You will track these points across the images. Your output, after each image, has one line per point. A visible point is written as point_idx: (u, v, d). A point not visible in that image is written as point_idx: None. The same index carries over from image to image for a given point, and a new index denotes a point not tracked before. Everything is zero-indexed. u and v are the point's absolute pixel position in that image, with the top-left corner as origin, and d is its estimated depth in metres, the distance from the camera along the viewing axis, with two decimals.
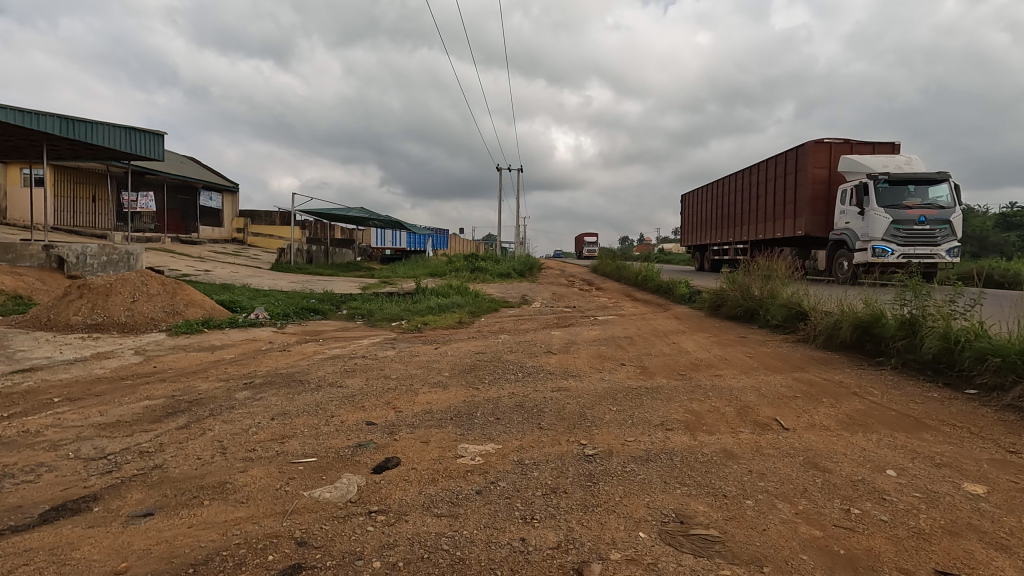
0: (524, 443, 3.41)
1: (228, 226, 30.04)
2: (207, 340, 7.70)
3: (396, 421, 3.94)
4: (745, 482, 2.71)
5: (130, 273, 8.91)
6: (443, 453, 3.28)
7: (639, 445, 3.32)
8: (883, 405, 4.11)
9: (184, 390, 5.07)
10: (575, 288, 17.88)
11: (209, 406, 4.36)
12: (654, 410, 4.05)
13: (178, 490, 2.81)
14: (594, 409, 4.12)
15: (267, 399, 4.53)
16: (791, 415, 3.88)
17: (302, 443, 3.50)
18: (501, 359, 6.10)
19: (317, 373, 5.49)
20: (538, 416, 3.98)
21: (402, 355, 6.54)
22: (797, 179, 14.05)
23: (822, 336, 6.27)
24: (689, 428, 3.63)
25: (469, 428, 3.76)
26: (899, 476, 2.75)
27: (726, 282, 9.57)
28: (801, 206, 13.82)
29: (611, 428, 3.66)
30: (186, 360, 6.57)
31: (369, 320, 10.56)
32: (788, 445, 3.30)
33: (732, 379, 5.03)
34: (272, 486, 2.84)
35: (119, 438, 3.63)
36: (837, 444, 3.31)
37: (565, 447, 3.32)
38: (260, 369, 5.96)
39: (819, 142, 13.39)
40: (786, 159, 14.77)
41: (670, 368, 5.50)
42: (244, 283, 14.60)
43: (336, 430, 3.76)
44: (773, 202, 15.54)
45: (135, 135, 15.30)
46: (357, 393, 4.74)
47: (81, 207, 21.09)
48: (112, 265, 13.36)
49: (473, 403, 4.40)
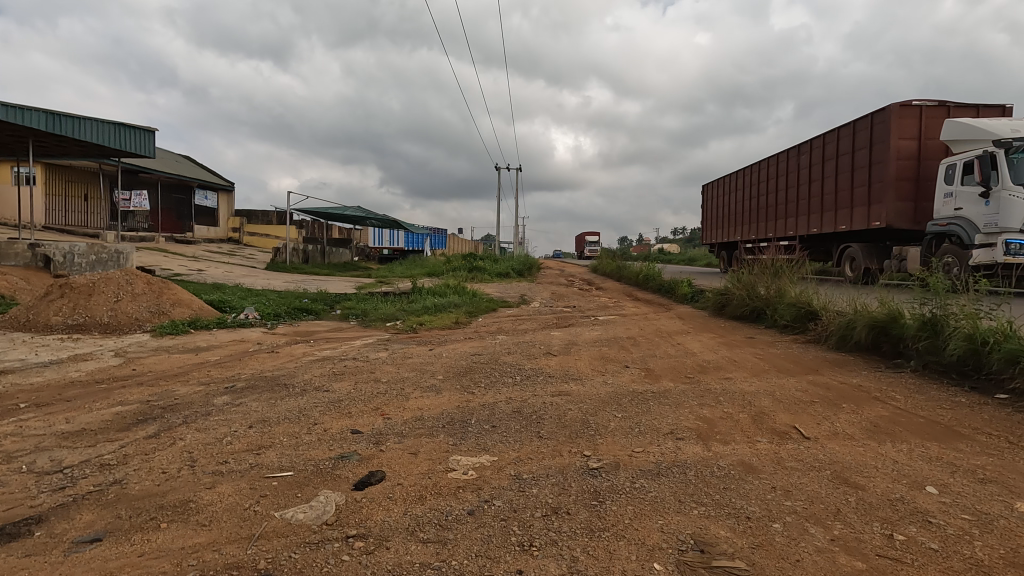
0: (522, 455, 3.11)
1: (223, 226, 29.72)
2: (193, 341, 7.40)
3: (383, 429, 3.64)
4: (770, 501, 2.42)
5: (115, 272, 8.62)
6: (433, 466, 2.98)
7: (648, 457, 3.02)
8: (909, 411, 3.81)
9: (160, 394, 4.77)
10: (574, 287, 17.59)
11: (184, 412, 4.05)
12: (662, 417, 3.76)
13: (134, 510, 2.51)
14: (598, 416, 3.82)
15: (247, 405, 4.22)
16: (810, 423, 3.59)
17: (279, 455, 3.20)
18: (498, 361, 5.82)
19: (303, 377, 5.20)
20: (537, 423, 3.69)
21: (394, 357, 6.24)
22: (856, 161, 12.06)
23: (835, 337, 5.97)
24: (701, 438, 3.33)
25: (462, 437, 3.46)
26: (941, 494, 2.46)
27: (732, 281, 9.27)
28: (859, 194, 11.92)
29: (617, 438, 3.37)
30: (167, 362, 6.27)
31: (363, 320, 10.28)
32: (814, 458, 3.00)
33: (744, 383, 4.73)
34: (239, 505, 2.55)
35: (80, 450, 3.33)
36: (865, 456, 3.02)
37: (567, 460, 3.02)
38: (244, 372, 5.66)
39: (906, 107, 10.82)
40: (840, 139, 12.70)
41: (677, 371, 5.20)
42: (237, 283, 14.30)
43: (318, 440, 3.46)
44: (827, 188, 13.20)
45: (125, 131, 14.97)
46: (345, 398, 4.44)
47: (73, 206, 20.76)
48: (101, 264, 13.07)
49: (467, 409, 4.10)
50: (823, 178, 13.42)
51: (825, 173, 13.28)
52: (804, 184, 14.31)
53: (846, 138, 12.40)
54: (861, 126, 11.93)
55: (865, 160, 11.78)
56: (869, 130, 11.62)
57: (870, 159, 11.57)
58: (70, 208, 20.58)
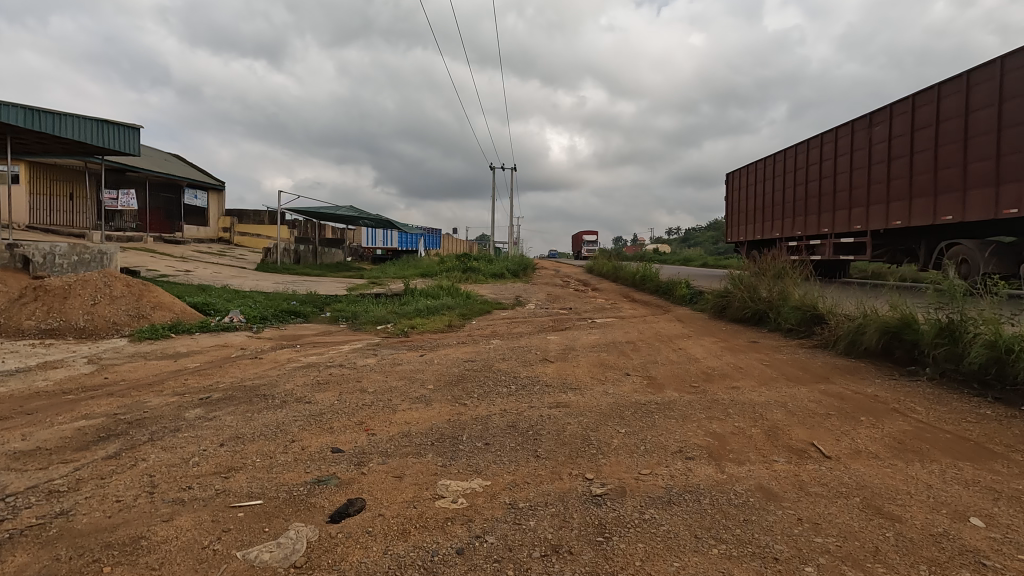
0: (518, 478, 2.83)
1: (214, 226, 29.27)
2: (173, 347, 7.07)
3: (366, 447, 3.35)
4: (798, 537, 2.15)
5: (92, 274, 8.26)
6: (418, 493, 2.68)
7: (657, 481, 2.74)
8: (934, 426, 3.54)
9: (129, 406, 4.45)
10: (570, 288, 17.31)
11: (151, 428, 3.74)
12: (669, 432, 3.48)
13: (75, 551, 2.20)
14: (599, 431, 3.54)
15: (220, 419, 3.91)
16: (829, 439, 3.32)
17: (249, 479, 2.90)
18: (492, 368, 5.53)
19: (285, 386, 4.89)
20: (534, 440, 3.40)
21: (383, 364, 5.95)
22: (914, 143, 10.25)
23: (845, 342, 5.71)
24: (713, 457, 3.06)
25: (452, 457, 3.17)
26: (989, 528, 2.19)
27: (733, 283, 9.01)
28: (920, 182, 10.12)
29: (621, 458, 3.08)
30: (143, 369, 5.95)
31: (353, 323, 9.96)
32: (841, 482, 2.72)
33: (752, 393, 4.46)
34: (197, 543, 2.25)
35: (29, 473, 3.01)
36: (895, 479, 2.75)
37: (568, 485, 2.74)
38: (223, 381, 5.35)
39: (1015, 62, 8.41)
40: (891, 119, 10.90)
41: (681, 380, 4.93)
42: (224, 284, 13.95)
43: (294, 461, 3.15)
44: (875, 178, 11.40)
45: (108, 128, 14.55)
46: (327, 411, 4.14)
47: (58, 205, 20.31)
48: (83, 265, 12.69)
49: (459, 423, 3.81)
50: (869, 166, 11.59)
51: (872, 160, 11.44)
52: (856, 169, 11.96)
53: (901, 117, 10.59)
54: (918, 103, 10.20)
55: (927, 141, 9.96)
56: (932, 106, 9.82)
57: (936, 140, 9.74)
58: (55, 207, 20.14)
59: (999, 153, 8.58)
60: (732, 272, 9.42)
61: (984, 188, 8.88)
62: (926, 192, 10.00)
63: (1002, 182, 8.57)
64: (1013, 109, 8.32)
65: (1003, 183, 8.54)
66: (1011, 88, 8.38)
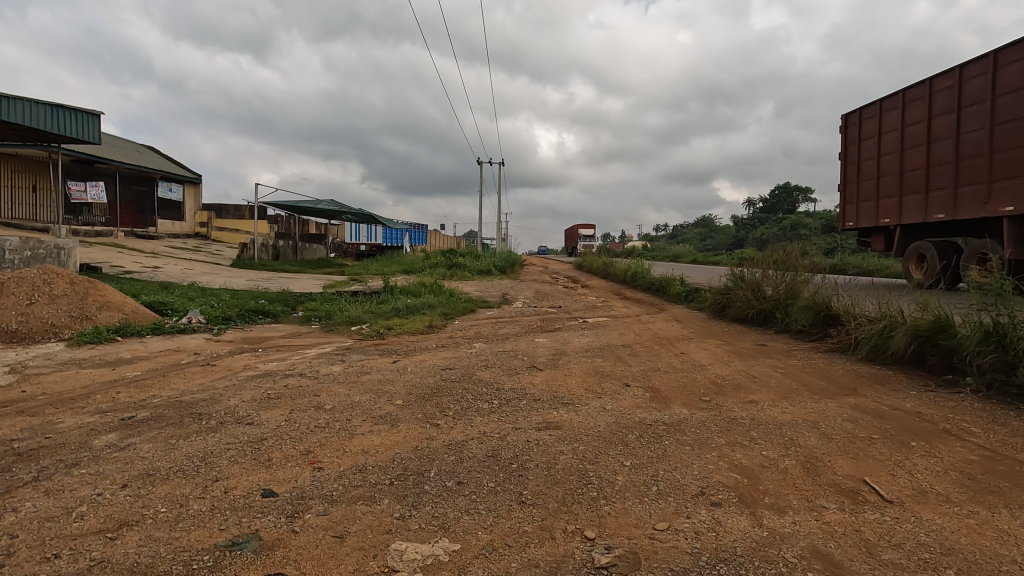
0: (495, 539, 2.15)
1: (190, 220, 28.21)
2: (116, 352, 6.31)
3: (307, 490, 2.65)
4: None
5: (30, 270, 7.45)
6: (362, 563, 2.01)
7: (679, 544, 2.09)
8: (1003, 454, 2.92)
9: (32, 429, 3.69)
10: (559, 286, 16.64)
11: (42, 462, 3.01)
12: (686, 465, 2.82)
13: None
14: (599, 463, 2.88)
15: (132, 450, 3.18)
16: (883, 475, 2.68)
17: (140, 542, 2.19)
18: (473, 377, 4.86)
19: (229, 402, 4.17)
20: (519, 477, 2.73)
21: (349, 373, 5.23)
22: (880, 146, 10.05)
23: (868, 346, 5.11)
24: (747, 504, 2.40)
25: (414, 502, 2.49)
26: None
27: (735, 281, 8.39)
28: (886, 185, 10.01)
29: (629, 504, 2.42)
30: (72, 380, 5.18)
31: (326, 324, 9.22)
32: (919, 543, 2.08)
33: (775, 409, 3.82)
34: None
35: None
36: (988, 536, 2.12)
37: (560, 549, 2.08)
38: (159, 394, 4.61)
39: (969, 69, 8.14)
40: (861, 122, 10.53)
41: (689, 393, 4.29)
42: (192, 282, 13.10)
43: (210, 512, 2.45)
44: (848, 179, 11.14)
45: (63, 113, 13.51)
46: (270, 435, 3.43)
47: (20, 198, 19.25)
48: (36, 261, 11.80)
49: (427, 453, 3.13)
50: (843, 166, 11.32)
51: (845, 161, 11.13)
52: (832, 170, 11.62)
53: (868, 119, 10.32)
54: (885, 105, 9.85)
55: (892, 145, 9.76)
56: (896, 111, 9.57)
57: (902, 143, 9.49)
58: (16, 200, 19.07)
59: (961, 157, 8.37)
60: (733, 269, 8.81)
61: (945, 191, 8.71)
62: (893, 194, 9.81)
63: (960, 184, 8.44)
64: (971, 115, 8.13)
65: (961, 186, 8.41)
66: (970, 95, 8.14)
